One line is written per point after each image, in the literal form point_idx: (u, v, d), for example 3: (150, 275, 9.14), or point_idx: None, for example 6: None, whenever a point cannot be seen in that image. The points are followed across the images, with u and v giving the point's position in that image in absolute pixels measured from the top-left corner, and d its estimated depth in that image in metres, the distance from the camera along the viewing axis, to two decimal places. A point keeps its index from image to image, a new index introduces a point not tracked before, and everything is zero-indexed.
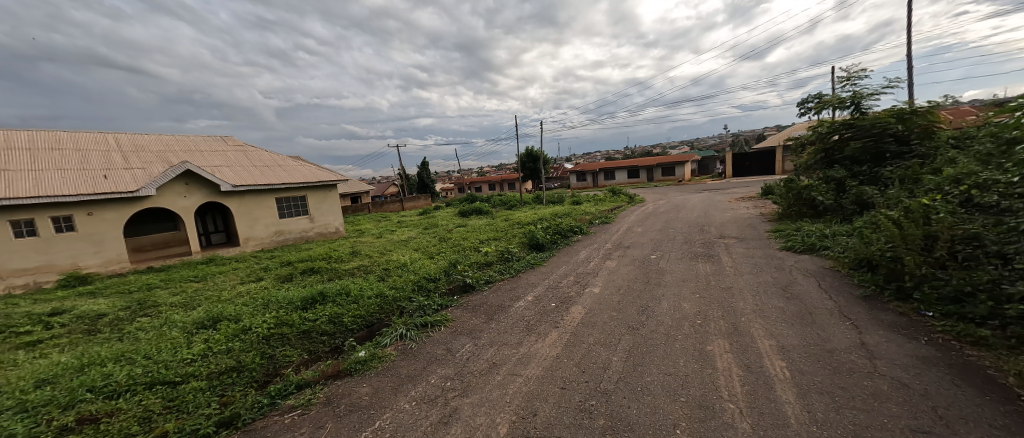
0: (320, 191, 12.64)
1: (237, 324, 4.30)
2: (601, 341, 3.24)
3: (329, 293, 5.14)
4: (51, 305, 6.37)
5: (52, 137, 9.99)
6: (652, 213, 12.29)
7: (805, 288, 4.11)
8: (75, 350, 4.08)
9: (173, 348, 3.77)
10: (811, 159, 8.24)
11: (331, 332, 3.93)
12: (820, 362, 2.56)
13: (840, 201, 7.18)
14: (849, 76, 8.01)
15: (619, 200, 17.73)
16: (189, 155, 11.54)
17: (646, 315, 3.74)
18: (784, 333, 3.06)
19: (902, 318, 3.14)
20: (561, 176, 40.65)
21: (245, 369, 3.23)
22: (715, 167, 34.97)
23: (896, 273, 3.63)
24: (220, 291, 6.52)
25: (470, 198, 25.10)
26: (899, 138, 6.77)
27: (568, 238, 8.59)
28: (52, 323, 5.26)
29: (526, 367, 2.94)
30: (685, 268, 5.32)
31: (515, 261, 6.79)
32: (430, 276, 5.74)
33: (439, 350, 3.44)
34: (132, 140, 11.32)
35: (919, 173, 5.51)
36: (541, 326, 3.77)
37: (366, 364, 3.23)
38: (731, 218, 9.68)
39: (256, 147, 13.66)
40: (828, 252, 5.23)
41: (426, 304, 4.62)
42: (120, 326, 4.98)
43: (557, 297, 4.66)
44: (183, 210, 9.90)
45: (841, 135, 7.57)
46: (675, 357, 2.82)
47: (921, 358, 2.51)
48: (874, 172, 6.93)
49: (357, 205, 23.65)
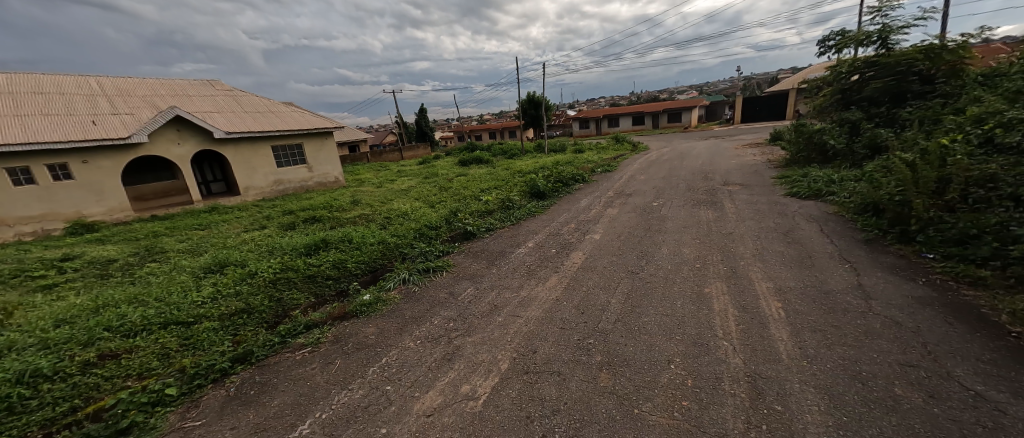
0: (315, 138, 12.28)
1: (243, 269, 4.38)
2: (601, 285, 3.29)
3: (332, 239, 5.20)
4: (61, 252, 6.49)
5: (28, 80, 9.46)
6: (656, 161, 12.02)
7: (807, 233, 4.10)
8: (90, 293, 4.21)
9: (184, 291, 3.87)
10: (827, 101, 7.82)
11: (336, 277, 4.02)
12: (816, 302, 2.60)
13: (851, 146, 6.95)
14: (880, 7, 7.29)
15: (623, 148, 17.30)
16: (175, 99, 11.03)
17: (645, 260, 3.77)
18: (782, 276, 3.09)
19: (902, 260, 3.17)
20: (564, 124, 39.28)
21: (254, 310, 3.34)
22: (723, 113, 33.60)
23: (902, 217, 3.59)
24: (225, 239, 6.59)
25: (470, 146, 24.52)
26: (924, 77, 6.33)
27: (570, 187, 8.49)
28: (64, 268, 5.38)
29: (526, 309, 3.02)
30: (687, 215, 5.29)
31: (516, 209, 6.76)
32: (431, 224, 5.75)
33: (442, 294, 3.53)
34: (112, 83, 10.74)
35: (940, 114, 5.23)
36: (541, 270, 3.84)
37: (371, 306, 3.32)
38: (737, 166, 9.46)
39: (244, 91, 13.02)
40: (833, 197, 5.15)
41: (427, 251, 4.68)
42: (131, 271, 5.09)
43: (558, 243, 4.70)
44: (179, 158, 9.70)
45: (862, 75, 7.09)
46: (672, 299, 2.88)
47: (917, 298, 2.55)
48: (892, 113, 6.58)
49: (354, 154, 23.17)
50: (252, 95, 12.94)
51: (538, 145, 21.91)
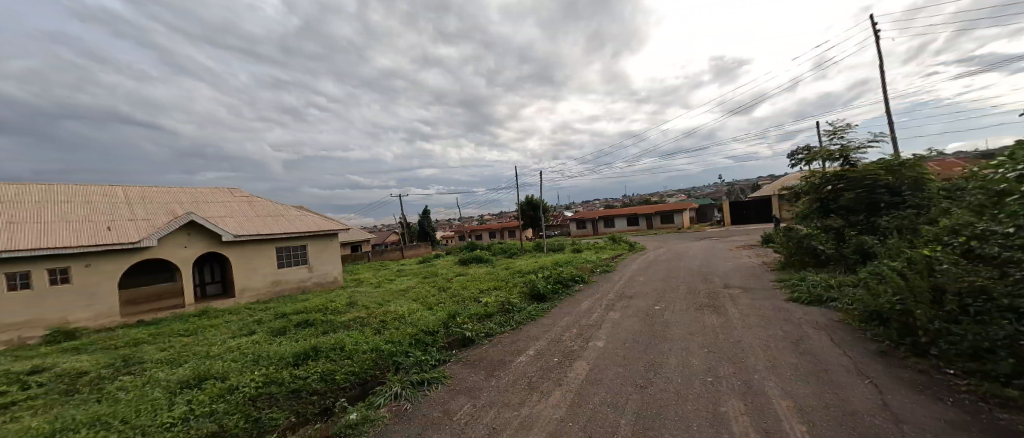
0: (320, 240, 12.68)
1: (224, 383, 4.08)
2: (608, 401, 3.05)
3: (323, 347, 4.96)
4: (32, 362, 6.10)
5: (64, 190, 10.27)
6: (654, 261, 12.22)
7: (817, 342, 3.98)
8: (49, 413, 3.83)
9: (154, 410, 3.55)
10: (806, 208, 8.38)
11: (322, 391, 3.72)
12: (843, 425, 2.40)
13: (841, 250, 7.20)
14: (835, 131, 8.42)
15: (620, 248, 17.75)
16: (195, 206, 11.77)
17: (654, 371, 3.57)
18: (800, 392, 2.90)
19: (923, 376, 3.02)
20: (561, 224, 40.97)
21: (227, 434, 3.01)
22: (712, 214, 35.39)
23: (910, 328, 3.55)
24: (211, 346, 6.27)
25: (471, 246, 25.12)
26: (890, 189, 6.93)
27: (570, 288, 8.46)
28: (30, 382, 5.00)
29: (528, 432, 2.74)
30: (691, 320, 5.18)
31: (516, 312, 6.62)
32: (429, 329, 5.55)
33: (436, 412, 3.23)
34: (141, 192, 11.62)
35: (916, 223, 5.57)
36: (544, 383, 3.59)
37: (357, 428, 3.01)
38: (733, 267, 9.60)
39: (262, 197, 13.98)
40: (836, 303, 5.12)
41: (423, 360, 4.43)
42: (101, 385, 4.72)
43: (560, 351, 4.49)
44: (182, 260, 9.90)
45: (834, 186, 7.78)
46: (687, 420, 2.65)
47: (951, 422, 2.36)
48: (872, 221, 7.01)
49: (356, 253, 23.56)
50: (269, 201, 13.84)
51: (537, 244, 22.50)
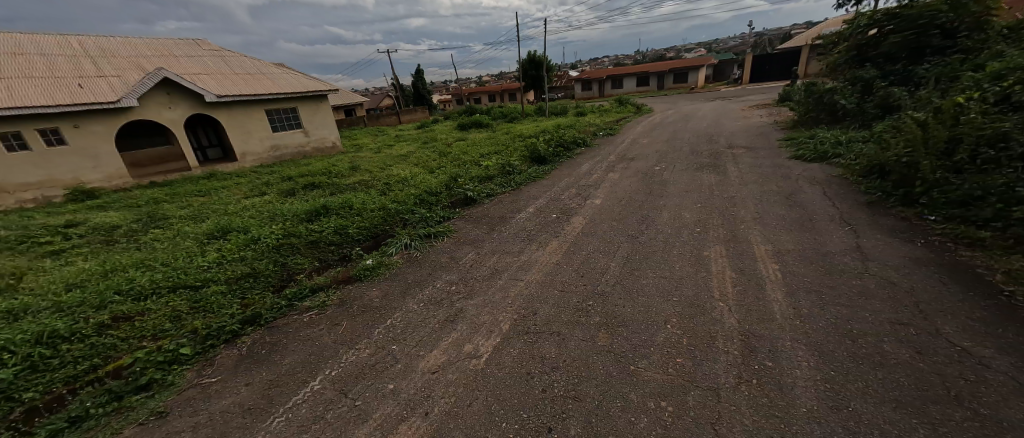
0: (308, 101, 11.88)
1: (246, 235, 4.42)
2: (601, 249, 3.32)
3: (332, 206, 5.19)
4: (64, 218, 6.52)
5: (5, 39, 9.02)
6: (660, 123, 11.70)
7: (809, 196, 4.07)
8: (97, 259, 4.27)
9: (189, 256, 3.93)
10: (841, 58, 7.46)
11: (338, 242, 4.05)
12: (813, 264, 2.63)
13: (862, 105, 6.74)
14: None
15: (626, 111, 16.83)
16: (160, 61, 10.56)
17: (646, 224, 3.78)
18: (781, 239, 3.11)
19: (903, 223, 3.18)
20: (566, 85, 37.88)
21: (260, 275, 3.40)
22: (732, 73, 32.22)
23: (906, 179, 3.56)
24: (226, 205, 6.58)
25: (469, 110, 23.83)
26: (946, 31, 5.98)
27: (571, 151, 8.33)
28: (69, 234, 5.42)
29: (527, 272, 3.07)
30: (689, 179, 5.23)
31: (516, 174, 6.69)
32: (432, 190, 5.70)
33: (444, 258, 3.57)
34: (92, 43, 10.24)
35: (958, 70, 5.02)
36: (542, 235, 3.86)
37: (375, 270, 3.38)
38: (743, 128, 9.22)
39: (231, 51, 12.44)
40: (839, 160, 5.06)
41: (429, 216, 4.68)
42: (135, 237, 5.13)
43: (559, 208, 4.69)
44: (172, 123, 9.47)
45: (880, 29, 6.68)
46: (671, 262, 2.92)
47: (914, 260, 2.57)
48: (908, 70, 6.24)
49: (350, 119, 22.58)
50: (241, 56, 12.38)
51: (539, 108, 21.28)
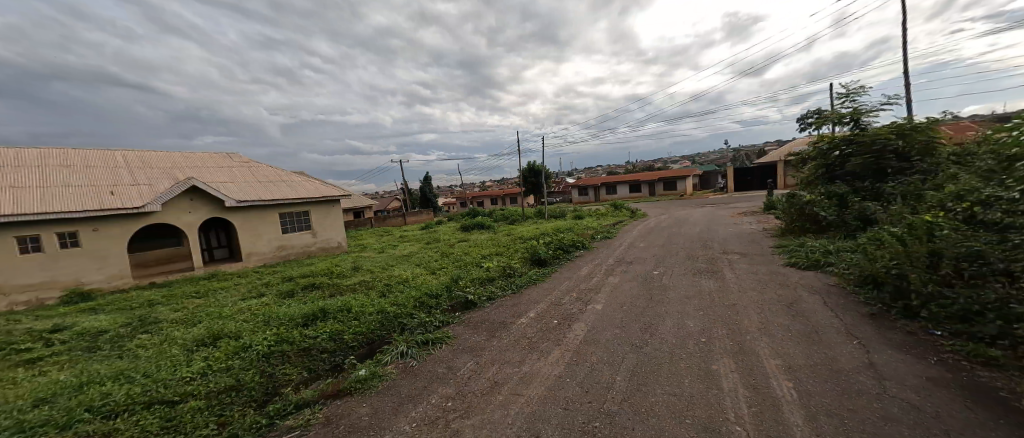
0: (323, 206, 12.71)
1: (237, 341, 4.27)
2: (604, 360, 3.20)
3: (330, 309, 5.12)
4: (53, 321, 6.36)
5: (63, 155, 10.19)
6: (654, 227, 12.27)
7: (810, 305, 4.08)
8: (75, 368, 4.05)
9: (173, 366, 3.74)
10: (812, 174, 8.27)
11: (331, 350, 3.89)
12: (828, 382, 2.52)
13: (842, 216, 7.18)
14: (848, 93, 8.10)
15: (620, 214, 17.77)
16: (195, 171, 11.71)
17: (650, 333, 3.70)
18: (790, 352, 3.02)
19: (910, 336, 3.13)
20: (563, 191, 40.78)
21: (244, 387, 3.20)
22: (716, 182, 35.02)
23: (902, 291, 3.62)
24: (222, 307, 6.49)
25: (473, 212, 25.21)
26: (899, 154, 6.79)
27: (570, 253, 8.57)
28: (52, 340, 5.23)
29: (528, 387, 2.89)
30: (689, 285, 5.28)
31: (517, 276, 6.77)
32: (433, 292, 5.70)
33: (440, 369, 3.40)
34: (139, 157, 11.52)
35: (920, 189, 5.51)
36: (544, 343, 3.74)
37: (366, 383, 3.19)
38: (734, 233, 9.64)
39: (262, 163, 13.87)
40: (833, 268, 5.20)
41: (427, 321, 4.59)
42: (120, 343, 4.94)
43: (560, 313, 4.63)
44: (187, 225, 10.00)
45: (842, 151, 7.61)
46: (680, 376, 2.78)
47: (932, 379, 2.46)
48: (876, 188, 6.89)
49: (359, 220, 23.73)
50: (269, 167, 13.75)
51: (539, 211, 22.55)
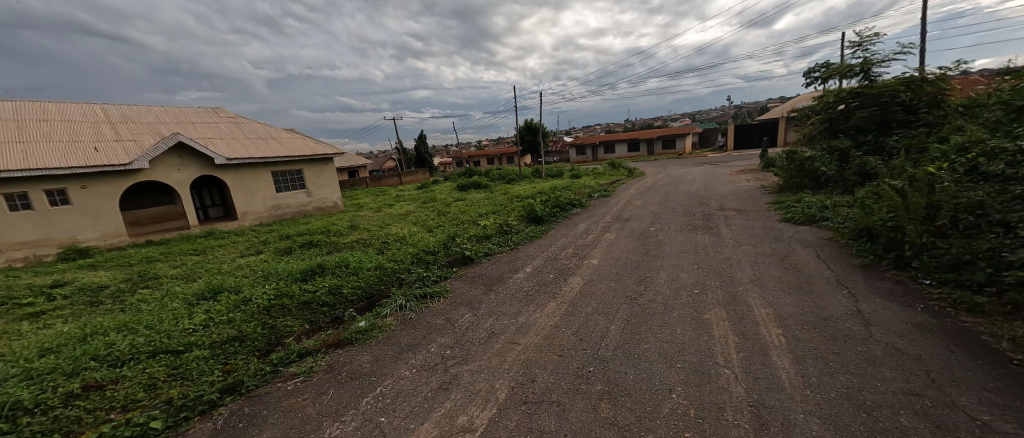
0: (315, 163, 12.42)
1: (237, 296, 4.32)
2: (599, 310, 3.27)
3: (328, 265, 5.15)
4: (52, 278, 6.38)
5: (35, 108, 9.67)
6: (652, 186, 12.20)
7: (803, 258, 4.13)
8: (78, 321, 4.11)
9: (175, 319, 3.80)
10: (816, 129, 8.07)
11: (331, 303, 3.95)
12: (816, 329, 2.59)
13: (842, 172, 7.11)
14: (860, 42, 7.69)
15: (618, 174, 17.61)
16: (179, 127, 11.25)
17: (644, 285, 3.76)
18: (781, 302, 3.08)
19: (899, 286, 3.20)
20: (561, 150, 40.07)
21: (247, 338, 3.27)
22: (715, 140, 34.46)
23: (895, 243, 3.65)
24: (220, 264, 6.53)
25: (470, 172, 24.87)
26: (907, 107, 6.60)
27: (567, 211, 8.57)
28: (54, 295, 5.28)
29: (524, 336, 2.97)
30: (684, 240, 5.33)
31: (514, 233, 6.80)
32: (430, 249, 5.73)
33: (439, 320, 3.48)
34: (119, 111, 10.99)
35: (925, 143, 5.41)
36: (540, 296, 3.81)
37: (367, 334, 3.26)
38: (731, 191, 9.62)
39: (248, 118, 13.33)
40: (827, 223, 5.23)
41: (425, 276, 4.64)
42: (122, 298, 4.99)
43: (556, 268, 4.69)
44: (178, 183, 9.78)
45: (848, 105, 7.36)
46: (673, 325, 2.85)
47: (916, 325, 2.54)
48: (879, 142, 6.76)
49: (354, 179, 23.41)
50: (256, 122, 13.23)
51: (536, 170, 22.29)
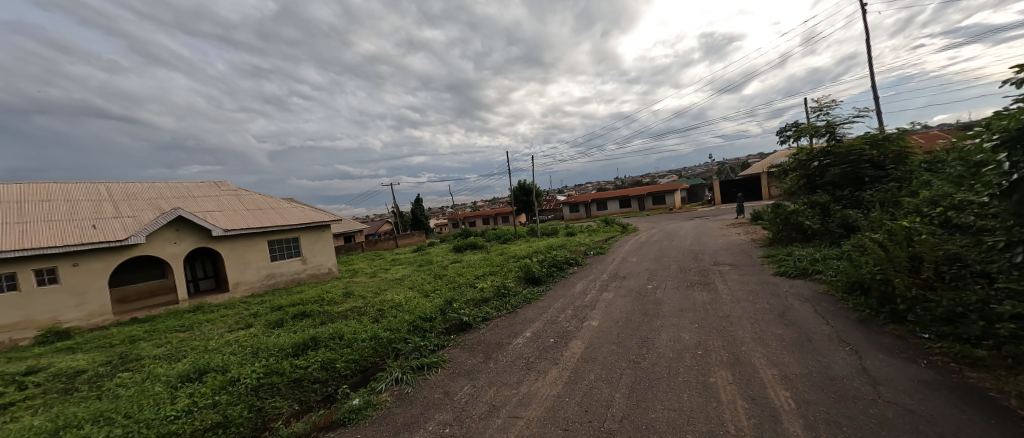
0: (313, 232, 12.56)
1: (224, 375, 4.14)
2: (602, 377, 3.17)
3: (322, 337, 5.01)
4: (25, 364, 6.05)
5: (43, 189, 9.99)
6: (645, 242, 12.41)
7: (801, 313, 4.14)
8: (49, 412, 3.86)
9: (156, 404, 3.59)
10: (794, 185, 8.54)
11: (323, 380, 3.78)
12: (825, 390, 2.54)
13: (826, 224, 7.36)
14: (821, 107, 8.52)
15: (612, 230, 17.94)
16: (182, 201, 11.55)
17: (646, 347, 3.70)
18: (785, 361, 3.04)
19: (899, 341, 3.20)
20: (554, 208, 41.10)
21: (232, 424, 3.07)
22: (702, 195, 35.76)
23: (888, 296, 3.71)
24: (208, 340, 6.30)
25: (466, 233, 25.20)
26: (875, 164, 7.12)
27: (564, 270, 8.59)
28: (25, 383, 4.97)
29: (526, 408, 2.85)
30: (682, 297, 5.34)
31: (512, 296, 6.74)
32: (427, 316, 5.62)
33: (437, 394, 3.33)
34: (124, 189, 11.35)
35: (898, 196, 5.73)
36: (540, 363, 3.70)
37: (360, 413, 3.09)
38: (723, 245, 9.81)
39: (250, 191, 13.78)
40: (820, 276, 5.31)
41: (421, 346, 4.51)
42: (99, 383, 4.73)
43: (555, 331, 4.60)
44: (172, 257, 9.77)
45: (821, 162, 7.94)
46: (679, 391, 2.77)
47: (923, 382, 2.51)
48: (856, 196, 7.13)
49: (349, 244, 23.46)
50: (258, 194, 13.63)
51: (532, 229, 22.64)
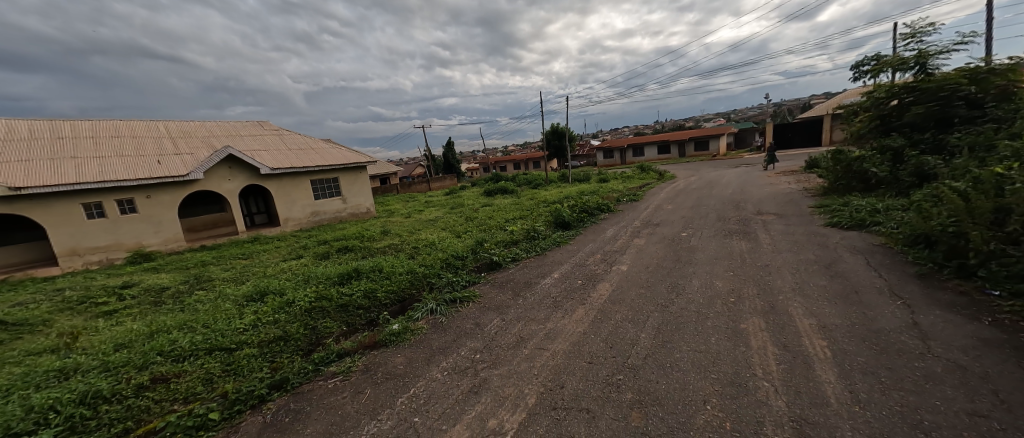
0: (349, 172, 13.00)
1: (282, 297, 4.64)
2: (630, 318, 3.22)
3: (363, 270, 5.39)
4: (121, 280, 7.09)
5: (110, 126, 10.83)
6: (684, 189, 11.84)
7: (851, 266, 3.87)
8: (144, 319, 4.58)
9: (227, 318, 4.13)
10: (864, 128, 7.53)
11: (366, 306, 4.15)
12: (866, 342, 2.42)
13: (896, 173, 6.56)
14: (914, 33, 7.13)
15: (649, 177, 17.18)
16: (230, 140, 12.18)
17: (675, 293, 3.67)
18: (826, 312, 2.90)
19: (962, 297, 2.94)
20: (588, 154, 39.56)
21: (291, 338, 3.49)
22: (752, 141, 32.82)
23: (958, 250, 3.33)
24: (266, 267, 7.02)
25: (497, 176, 25.08)
26: (971, 102, 6.01)
27: (595, 216, 8.48)
28: (123, 295, 5.86)
29: (552, 342, 2.98)
30: (718, 246, 5.15)
31: (541, 239, 6.80)
32: (458, 254, 5.86)
33: (468, 324, 3.55)
34: (179, 127, 12.09)
35: (993, 140, 4.90)
36: (568, 302, 3.81)
37: (400, 336, 3.39)
38: (769, 194, 9.15)
39: (290, 130, 14.23)
40: (878, 228, 4.87)
41: (454, 281, 4.76)
42: (180, 298, 5.49)
43: (584, 274, 4.67)
44: (228, 192, 10.57)
45: (901, 100, 6.84)
46: (707, 335, 2.76)
47: (982, 340, 2.33)
48: (939, 140, 6.19)
49: (385, 185, 24.20)
50: (297, 134, 14.07)
51: (563, 174, 22.08)
